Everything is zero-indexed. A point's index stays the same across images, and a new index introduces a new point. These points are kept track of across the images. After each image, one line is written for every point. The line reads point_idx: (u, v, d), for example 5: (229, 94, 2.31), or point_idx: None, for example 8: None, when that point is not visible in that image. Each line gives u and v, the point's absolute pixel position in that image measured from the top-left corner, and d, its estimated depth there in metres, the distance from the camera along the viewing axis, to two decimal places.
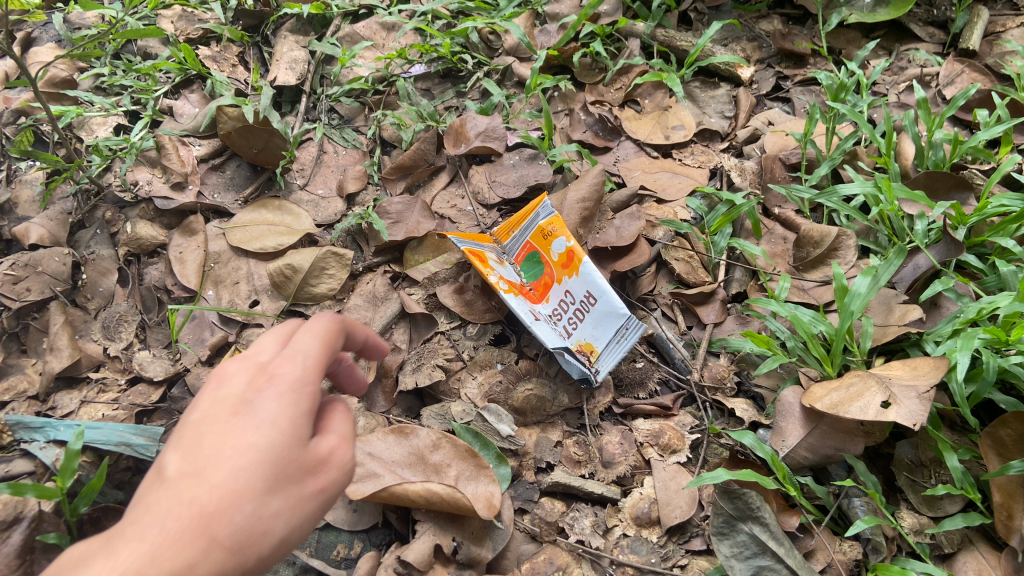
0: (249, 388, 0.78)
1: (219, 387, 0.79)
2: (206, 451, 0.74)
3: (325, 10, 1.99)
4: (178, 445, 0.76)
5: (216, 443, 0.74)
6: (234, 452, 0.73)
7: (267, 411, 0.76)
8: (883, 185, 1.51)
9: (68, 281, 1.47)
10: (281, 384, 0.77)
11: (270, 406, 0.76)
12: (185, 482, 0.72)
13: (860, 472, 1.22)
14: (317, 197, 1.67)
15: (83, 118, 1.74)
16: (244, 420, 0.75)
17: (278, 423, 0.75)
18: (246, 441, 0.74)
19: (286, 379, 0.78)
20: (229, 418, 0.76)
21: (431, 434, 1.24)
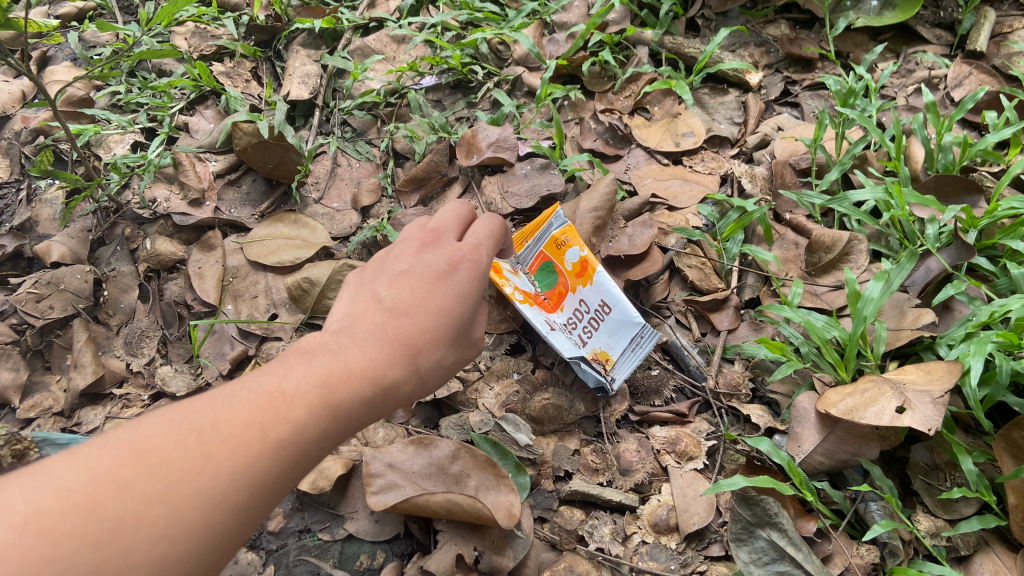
0: (453, 260, 1.00)
1: (422, 251, 1.00)
2: (419, 295, 0.93)
3: (335, 24, 2.01)
4: (391, 282, 0.95)
5: (426, 291, 0.94)
6: (443, 302, 0.94)
7: (463, 284, 0.98)
8: (894, 191, 1.53)
9: (90, 298, 1.50)
10: (475, 266, 1.01)
11: (463, 282, 0.98)
12: (408, 312, 0.91)
13: (877, 477, 1.24)
14: (332, 210, 1.69)
15: (101, 136, 1.77)
16: (450, 282, 0.97)
17: (468, 295, 0.98)
18: (452, 299, 0.96)
19: (479, 262, 1.02)
20: (437, 277, 0.96)
21: (450, 445, 1.25)
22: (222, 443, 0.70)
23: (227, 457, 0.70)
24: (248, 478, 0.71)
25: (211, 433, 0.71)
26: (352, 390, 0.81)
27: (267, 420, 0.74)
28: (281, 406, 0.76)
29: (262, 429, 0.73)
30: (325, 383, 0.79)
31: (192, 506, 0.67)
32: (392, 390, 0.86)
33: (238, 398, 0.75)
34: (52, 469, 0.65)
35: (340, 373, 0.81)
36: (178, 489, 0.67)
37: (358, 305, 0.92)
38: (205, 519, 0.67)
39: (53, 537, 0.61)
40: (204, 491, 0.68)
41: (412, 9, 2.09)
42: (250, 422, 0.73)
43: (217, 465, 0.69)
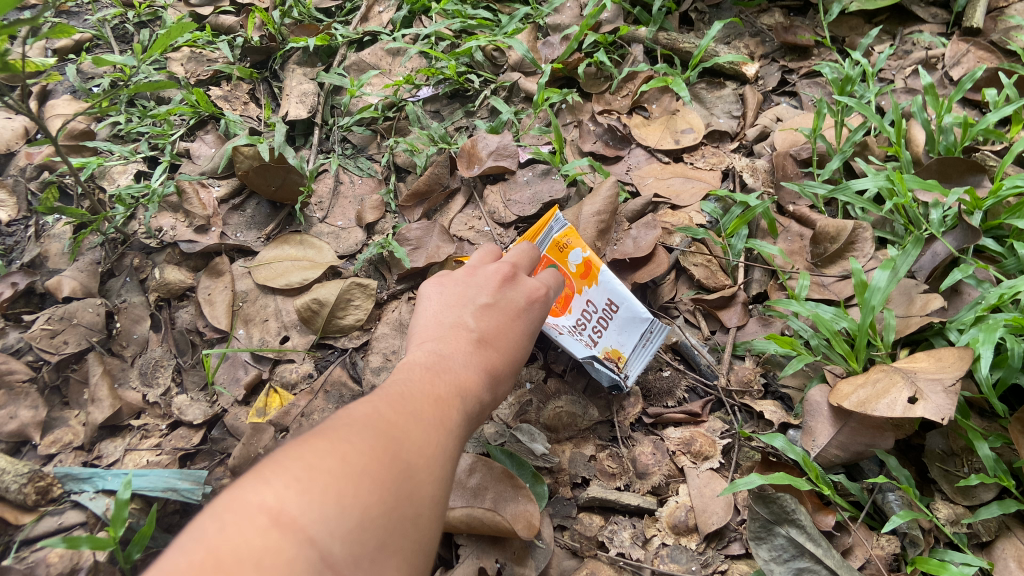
0: (529, 298, 1.16)
1: (499, 285, 1.16)
2: (505, 327, 1.10)
3: (330, 40, 2.02)
4: (478, 312, 1.10)
5: (507, 325, 1.10)
6: (521, 335, 1.11)
7: (532, 320, 1.15)
8: (895, 178, 1.52)
9: (103, 331, 1.52)
10: (542, 304, 1.18)
11: (535, 321, 1.15)
12: (498, 341, 1.07)
13: (893, 467, 1.23)
14: (337, 228, 1.70)
15: (104, 168, 1.79)
16: (525, 319, 1.13)
17: (535, 332, 1.15)
18: (528, 333, 1.13)
19: (545, 298, 1.19)
20: (516, 314, 1.13)
21: (466, 458, 1.26)
22: (428, 428, 0.83)
23: (437, 436, 0.83)
24: (451, 458, 0.84)
25: (417, 420, 0.83)
26: (477, 402, 0.96)
27: (447, 414, 0.88)
28: (448, 405, 0.89)
29: (441, 421, 0.86)
30: (468, 395, 0.95)
31: (432, 473, 0.79)
32: (490, 408, 1.01)
33: (416, 397, 0.87)
34: (326, 438, 0.74)
35: (474, 387, 0.96)
36: (420, 456, 0.78)
37: (454, 330, 1.07)
38: (439, 485, 0.79)
39: (363, 485, 0.71)
40: (436, 463, 0.80)
41: (405, 21, 2.09)
42: (436, 415, 0.86)
43: (432, 444, 0.82)
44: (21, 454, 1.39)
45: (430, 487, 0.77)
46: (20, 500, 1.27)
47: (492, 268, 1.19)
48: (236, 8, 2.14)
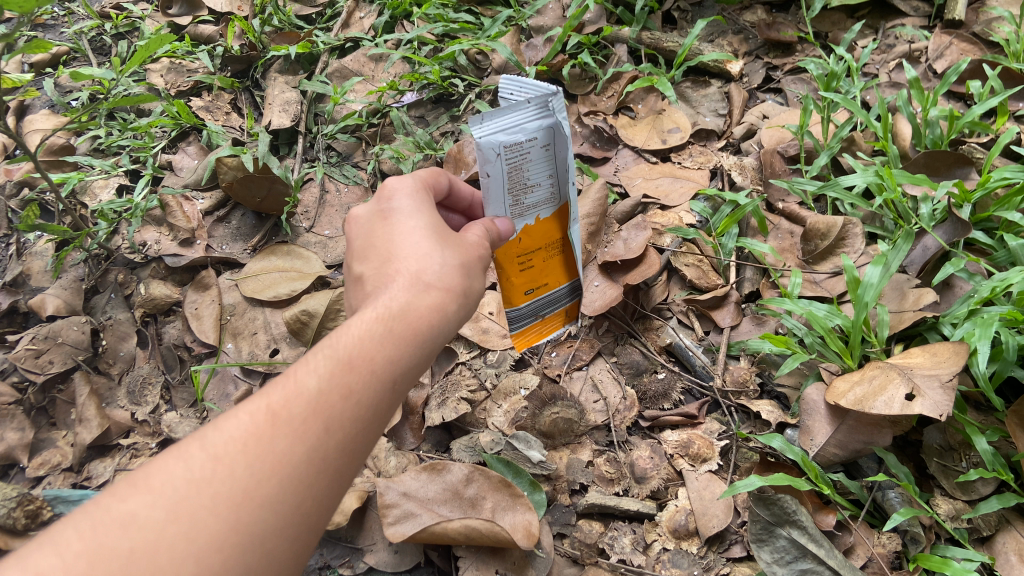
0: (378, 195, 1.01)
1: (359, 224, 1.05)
2: (380, 246, 0.95)
3: (311, 48, 2.00)
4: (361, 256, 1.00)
5: (381, 243, 0.95)
6: (403, 230, 0.95)
7: (406, 202, 0.99)
8: (885, 173, 1.53)
9: (89, 349, 1.49)
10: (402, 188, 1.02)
11: (412, 208, 0.98)
12: (384, 264, 0.92)
13: (892, 464, 1.23)
14: (324, 238, 1.69)
15: (85, 183, 1.76)
16: (398, 220, 0.97)
17: (418, 212, 0.98)
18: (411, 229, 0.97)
19: (409, 185, 1.02)
20: (385, 225, 0.97)
21: (463, 468, 1.25)
22: (230, 442, 0.73)
23: (241, 444, 0.73)
24: (279, 458, 0.73)
25: (224, 434, 0.74)
26: (351, 341, 0.82)
27: (271, 414, 0.76)
28: (289, 387, 0.78)
29: (269, 417, 0.76)
30: (326, 353, 0.82)
31: (221, 502, 0.70)
32: (398, 315, 0.85)
33: (234, 415, 0.77)
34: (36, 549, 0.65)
35: (336, 337, 0.83)
36: (199, 491, 0.70)
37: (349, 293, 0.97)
38: (244, 510, 0.70)
39: None
40: (234, 484, 0.71)
41: (387, 26, 2.07)
42: (259, 410, 0.76)
43: (230, 462, 0.72)
44: (9, 477, 1.36)
45: (213, 526, 0.68)
46: (9, 524, 1.25)
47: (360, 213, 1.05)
48: (214, 17, 2.10)
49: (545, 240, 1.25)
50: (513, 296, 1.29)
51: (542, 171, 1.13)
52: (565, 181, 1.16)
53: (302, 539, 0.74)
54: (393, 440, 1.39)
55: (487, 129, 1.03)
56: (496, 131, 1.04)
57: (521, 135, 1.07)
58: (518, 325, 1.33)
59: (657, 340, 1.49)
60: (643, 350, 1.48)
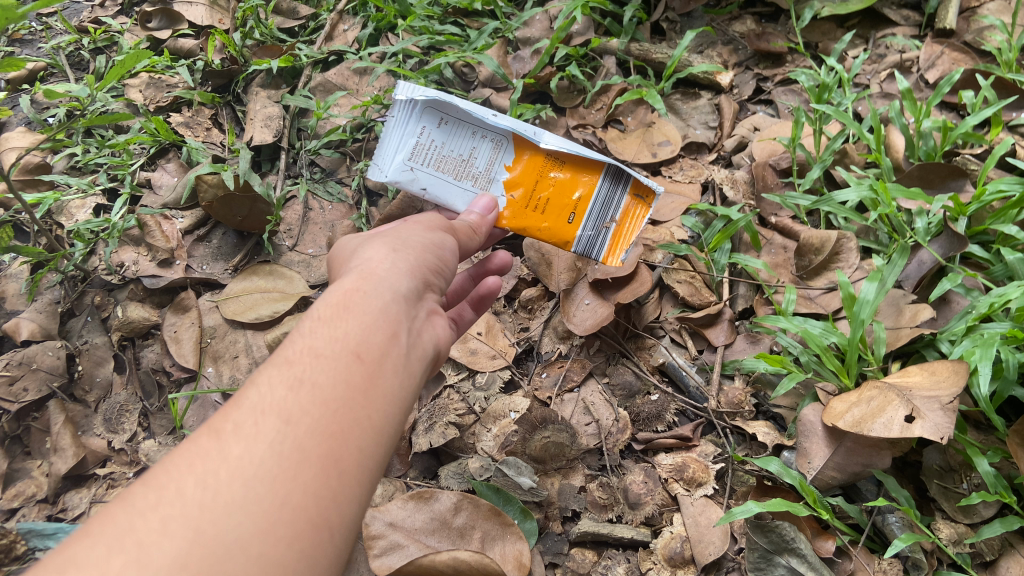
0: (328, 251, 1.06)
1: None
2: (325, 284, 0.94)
3: (294, 61, 1.96)
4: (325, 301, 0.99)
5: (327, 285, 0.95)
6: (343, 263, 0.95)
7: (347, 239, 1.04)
8: (879, 187, 1.49)
9: (65, 376, 1.45)
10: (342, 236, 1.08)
11: (352, 245, 1.00)
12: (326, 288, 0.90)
13: (892, 489, 1.19)
14: (308, 257, 1.65)
15: (61, 203, 1.71)
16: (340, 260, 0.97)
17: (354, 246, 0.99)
18: (350, 253, 0.97)
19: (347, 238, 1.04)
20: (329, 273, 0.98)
21: (451, 497, 1.21)
22: (178, 466, 0.69)
23: (189, 465, 0.69)
24: (235, 464, 0.68)
25: (171, 464, 0.70)
26: (293, 340, 0.80)
27: (214, 431, 0.72)
28: (234, 402, 0.75)
29: (213, 433, 0.71)
30: (268, 365, 0.78)
31: (176, 519, 0.65)
32: (343, 300, 0.83)
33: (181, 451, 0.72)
34: None
35: (281, 344, 0.80)
36: (149, 517, 0.65)
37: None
38: (203, 522, 0.65)
39: None
40: (186, 502, 0.66)
41: (371, 39, 2.04)
42: (202, 435, 0.72)
43: (178, 482, 0.67)
44: None
45: (171, 545, 0.63)
46: None
47: None
48: (194, 31, 2.07)
49: (534, 172, 1.27)
50: (563, 237, 1.31)
51: (460, 142, 1.26)
52: (490, 136, 1.26)
53: (296, 540, 0.67)
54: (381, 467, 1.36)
55: (382, 160, 1.25)
56: (390, 155, 1.24)
57: (401, 139, 1.24)
58: (597, 243, 1.32)
59: (649, 359, 1.46)
60: (636, 371, 1.45)
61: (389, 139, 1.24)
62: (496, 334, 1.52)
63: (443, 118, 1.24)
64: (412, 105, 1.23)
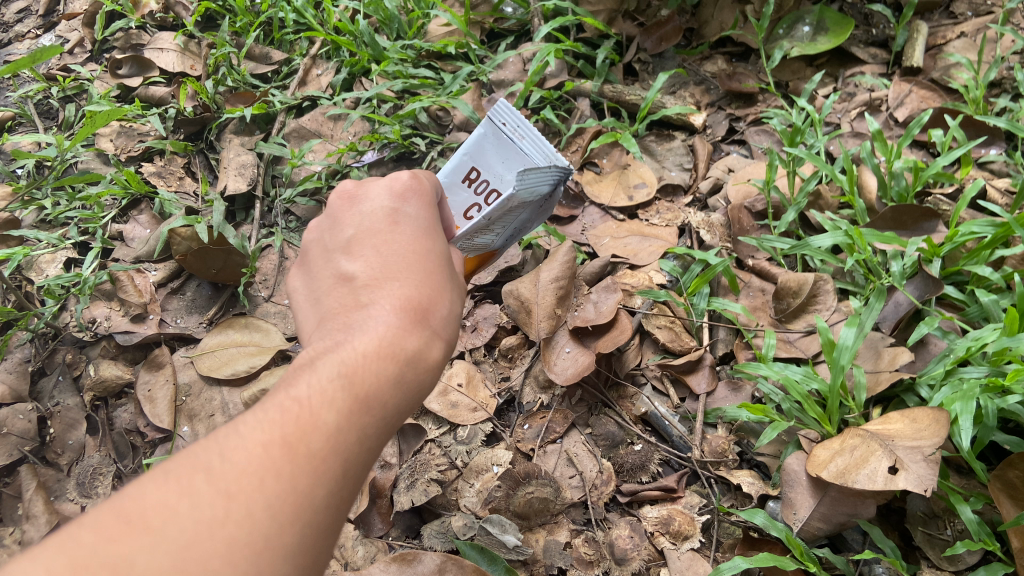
0: (390, 195, 0.99)
1: (352, 212, 0.98)
2: (392, 261, 0.91)
3: (267, 107, 1.96)
4: (349, 258, 0.94)
5: (390, 249, 0.93)
6: (413, 246, 0.94)
7: (414, 215, 0.98)
8: (854, 234, 1.50)
9: (36, 439, 1.44)
10: (411, 191, 1.00)
11: (424, 222, 0.98)
12: (386, 280, 0.89)
13: (878, 539, 1.19)
14: (285, 307, 1.63)
15: (31, 258, 1.70)
16: (404, 231, 0.96)
17: (423, 224, 0.98)
18: (425, 242, 0.95)
19: (416, 185, 1.02)
20: (388, 230, 0.95)
21: (435, 558, 1.18)
22: (247, 474, 0.66)
23: (262, 478, 0.66)
24: (301, 501, 0.67)
25: (236, 465, 0.67)
26: (370, 379, 0.78)
27: (290, 445, 0.69)
28: (305, 415, 0.72)
29: (287, 444, 0.69)
30: (343, 381, 0.76)
31: (239, 546, 0.62)
32: (413, 361, 0.83)
33: (239, 437, 0.69)
34: None
35: (354, 363, 0.78)
36: (217, 531, 0.62)
37: (334, 298, 0.91)
38: (264, 559, 0.63)
39: None
40: (254, 528, 0.64)
41: (345, 84, 2.04)
42: (274, 439, 0.69)
43: (245, 497, 0.65)
44: None
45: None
46: None
47: (357, 204, 0.99)
48: (165, 78, 2.07)
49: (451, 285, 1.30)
50: None
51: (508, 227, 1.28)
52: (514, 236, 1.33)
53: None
54: (362, 526, 1.34)
55: (506, 129, 1.27)
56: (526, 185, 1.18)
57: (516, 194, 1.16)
58: None
59: (631, 409, 1.45)
60: (618, 421, 1.44)
61: (525, 143, 1.26)
62: (477, 385, 1.51)
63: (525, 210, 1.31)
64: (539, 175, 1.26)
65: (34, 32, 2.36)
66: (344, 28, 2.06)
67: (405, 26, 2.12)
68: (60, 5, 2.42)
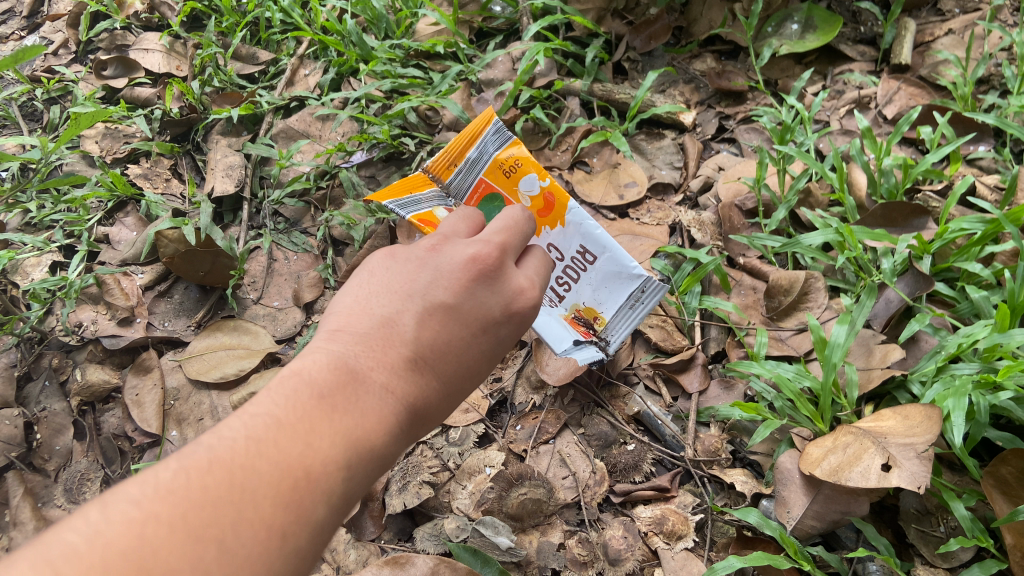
0: (506, 307, 0.93)
1: (469, 282, 0.91)
2: (445, 359, 0.87)
3: (254, 108, 1.95)
4: (429, 318, 0.88)
5: (457, 344, 0.89)
6: (471, 356, 0.90)
7: (499, 337, 0.93)
8: (845, 231, 1.51)
9: (22, 445, 1.42)
10: (520, 318, 0.95)
11: (500, 337, 0.94)
12: (427, 371, 0.85)
13: (871, 536, 1.19)
14: (273, 310, 1.62)
15: (15, 262, 1.68)
16: (482, 337, 0.91)
17: (500, 344, 0.94)
18: (479, 353, 0.91)
19: (530, 301, 0.96)
20: (475, 327, 0.91)
21: (428, 560, 1.18)
22: (245, 563, 0.61)
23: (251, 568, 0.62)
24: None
25: (236, 537, 0.62)
26: (365, 478, 0.74)
27: (287, 536, 0.65)
28: (308, 501, 0.67)
29: (285, 533, 0.65)
30: (350, 479, 0.72)
31: None
32: (389, 468, 0.79)
33: (252, 502, 0.64)
34: None
35: (366, 459, 0.74)
36: None
37: (379, 332, 0.85)
38: None
39: None
40: None
41: (333, 84, 2.03)
42: (276, 522, 0.64)
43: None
44: None
45: None
46: None
47: (468, 263, 0.92)
48: (151, 78, 2.05)
49: None
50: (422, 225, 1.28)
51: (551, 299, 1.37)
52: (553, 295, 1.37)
53: None
54: (354, 529, 1.33)
55: (637, 294, 1.30)
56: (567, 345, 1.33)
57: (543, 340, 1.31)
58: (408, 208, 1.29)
59: (624, 408, 1.45)
60: (611, 420, 1.43)
61: (626, 299, 1.31)
62: None
63: (558, 319, 1.34)
64: (597, 316, 1.34)
65: (18, 34, 2.33)
66: (332, 28, 2.04)
67: (393, 26, 2.11)
68: (44, 7, 2.40)
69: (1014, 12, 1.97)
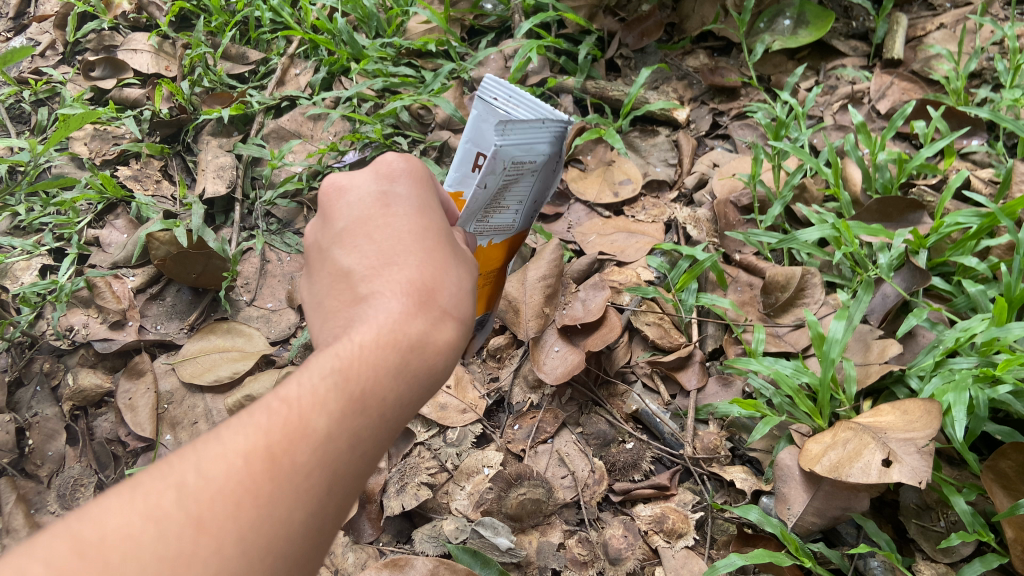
0: (376, 177, 0.92)
1: (338, 192, 0.93)
2: (384, 247, 0.86)
3: (244, 108, 1.94)
4: (342, 245, 0.89)
5: (381, 233, 0.88)
6: (406, 228, 0.88)
7: (406, 194, 0.92)
8: (841, 227, 1.49)
9: (13, 451, 1.40)
10: (403, 172, 0.94)
11: (411, 196, 0.92)
12: (382, 268, 0.84)
13: (872, 532, 1.19)
14: (267, 311, 1.61)
15: (5, 266, 1.67)
16: (396, 208, 0.90)
17: (420, 200, 0.92)
18: (412, 218, 0.89)
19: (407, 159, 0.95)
20: (382, 208, 0.90)
21: (427, 563, 1.16)
22: (215, 495, 0.61)
23: (239, 501, 0.61)
24: (275, 528, 0.62)
25: (212, 479, 0.62)
26: (365, 374, 0.74)
27: (276, 456, 0.65)
28: (296, 418, 0.68)
29: (272, 454, 0.65)
30: (338, 380, 0.72)
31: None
32: (415, 349, 0.78)
33: (214, 451, 0.64)
34: None
35: (350, 357, 0.74)
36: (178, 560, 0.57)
37: (332, 292, 0.87)
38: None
39: None
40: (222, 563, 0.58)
41: (324, 83, 2.02)
42: (256, 450, 0.65)
43: (218, 526, 0.60)
44: None
45: None
46: None
47: (340, 187, 0.93)
48: (140, 79, 2.03)
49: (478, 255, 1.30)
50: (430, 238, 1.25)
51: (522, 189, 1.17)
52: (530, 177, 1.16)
53: None
54: (352, 532, 1.31)
55: (498, 102, 1.13)
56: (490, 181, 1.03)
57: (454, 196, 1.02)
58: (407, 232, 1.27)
59: (622, 407, 1.45)
60: (609, 419, 1.43)
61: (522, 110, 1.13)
62: (466, 387, 1.49)
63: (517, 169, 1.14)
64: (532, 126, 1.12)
65: (5, 35, 2.30)
66: (322, 26, 2.03)
67: (384, 24, 2.09)
68: (30, 7, 2.37)
69: (1004, 7, 1.98)
